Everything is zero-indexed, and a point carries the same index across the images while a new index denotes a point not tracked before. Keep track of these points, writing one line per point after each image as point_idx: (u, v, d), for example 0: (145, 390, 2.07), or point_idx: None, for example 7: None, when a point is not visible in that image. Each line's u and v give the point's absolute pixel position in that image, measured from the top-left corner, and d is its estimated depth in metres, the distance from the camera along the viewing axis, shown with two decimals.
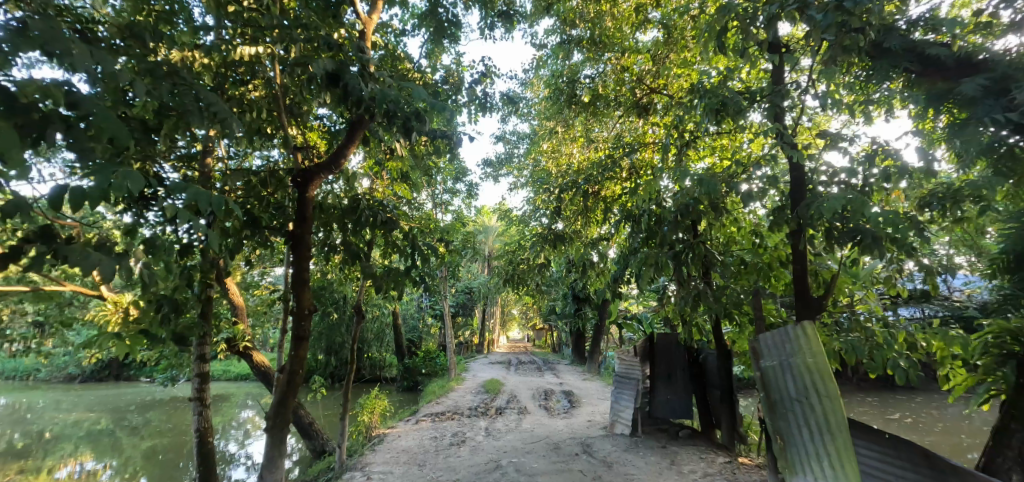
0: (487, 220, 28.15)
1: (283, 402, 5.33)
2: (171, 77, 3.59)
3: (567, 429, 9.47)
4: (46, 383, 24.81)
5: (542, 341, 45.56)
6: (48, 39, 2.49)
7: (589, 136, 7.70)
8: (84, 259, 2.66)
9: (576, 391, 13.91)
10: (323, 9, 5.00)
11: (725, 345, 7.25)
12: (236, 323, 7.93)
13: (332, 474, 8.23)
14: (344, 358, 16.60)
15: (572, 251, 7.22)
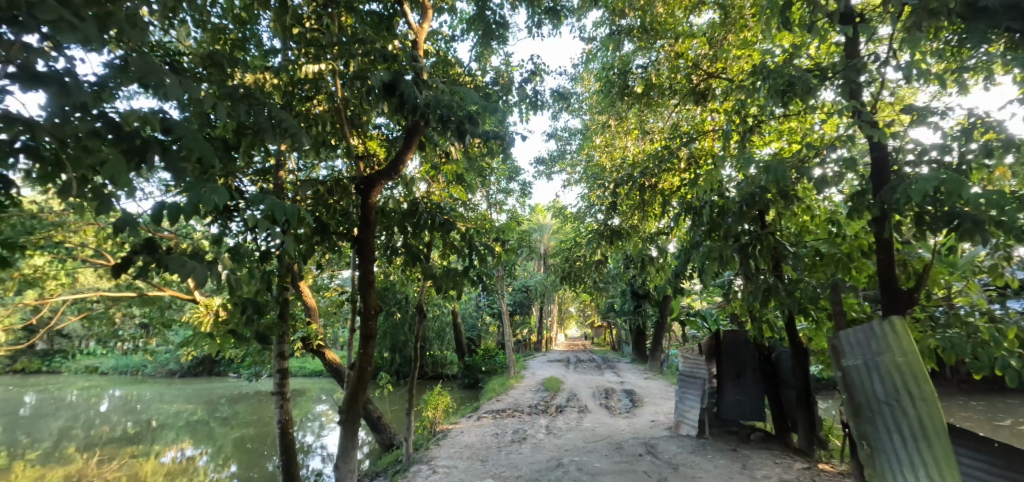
0: (541, 218, 28.09)
1: (355, 398, 5.49)
2: (246, 99, 3.85)
3: (630, 429, 9.31)
4: (146, 376, 26.97)
5: (602, 340, 45.05)
6: (144, 72, 2.67)
7: (643, 128, 7.53)
8: (181, 266, 2.81)
9: (638, 390, 13.63)
10: (377, 23, 5.25)
11: (801, 343, 6.86)
12: (309, 323, 8.27)
13: (399, 467, 8.41)
14: (408, 356, 17.03)
15: (630, 246, 7.09)
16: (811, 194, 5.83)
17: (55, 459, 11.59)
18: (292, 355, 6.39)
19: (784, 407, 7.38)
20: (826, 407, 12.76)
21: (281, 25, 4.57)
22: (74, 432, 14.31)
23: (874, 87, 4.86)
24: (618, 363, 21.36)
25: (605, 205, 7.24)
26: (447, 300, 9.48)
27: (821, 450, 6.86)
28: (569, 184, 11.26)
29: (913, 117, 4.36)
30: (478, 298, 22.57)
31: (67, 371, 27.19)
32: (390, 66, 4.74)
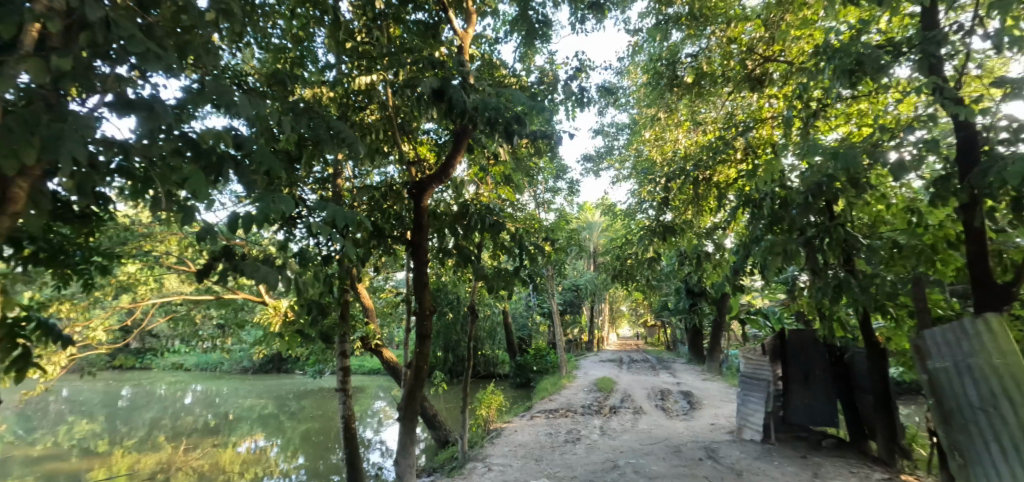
0: (589, 216, 27.78)
1: (412, 395, 5.56)
2: (308, 111, 4.11)
3: (689, 431, 9.06)
4: (222, 372, 28.53)
5: (655, 339, 44.15)
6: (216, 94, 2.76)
7: (695, 119, 7.31)
8: (256, 271, 2.96)
9: (696, 391, 13.25)
10: (423, 31, 5.53)
11: (877, 343, 6.52)
12: (368, 323, 8.46)
13: (455, 463, 8.48)
14: (461, 355, 17.21)
15: (684, 242, 6.90)
16: (885, 181, 5.48)
17: (142, 445, 12.44)
18: (353, 353, 6.50)
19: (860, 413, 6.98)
20: (904, 411, 11.96)
21: (334, 41, 4.82)
22: (158, 422, 15.32)
23: (957, 60, 4.50)
24: (673, 363, 20.83)
25: (656, 201, 7.08)
26: (496, 300, 9.49)
27: (903, 460, 6.43)
28: (618, 180, 11.07)
29: (1006, 91, 3.99)
30: (529, 298, 22.56)
31: (151, 367, 29.09)
32: (438, 73, 4.79)
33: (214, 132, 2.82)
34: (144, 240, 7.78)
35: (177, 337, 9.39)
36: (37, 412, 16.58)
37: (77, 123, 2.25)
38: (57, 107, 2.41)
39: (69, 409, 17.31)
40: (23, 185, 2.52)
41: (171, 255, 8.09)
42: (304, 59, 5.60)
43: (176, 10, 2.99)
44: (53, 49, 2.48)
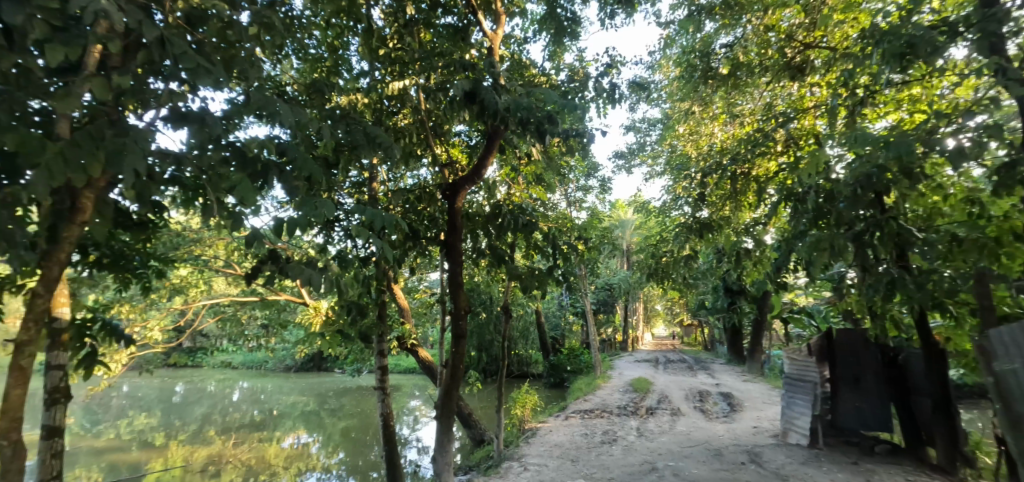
0: (623, 215, 27.49)
1: (449, 394, 5.58)
2: (345, 118, 4.27)
3: (729, 434, 8.86)
4: (266, 370, 29.41)
5: (692, 339, 43.40)
6: (261, 104, 2.95)
7: (732, 111, 7.13)
8: (301, 273, 3.08)
9: (738, 393, 12.92)
10: (454, 35, 5.45)
11: (937, 344, 6.18)
12: (404, 322, 8.53)
13: (491, 462, 8.48)
14: (495, 354, 17.24)
15: (722, 239, 6.75)
16: (939, 171, 5.23)
17: (193, 438, 12.95)
18: (391, 353, 6.54)
19: (917, 417, 6.70)
20: (965, 417, 11.31)
21: (368, 49, 5.10)
22: (208, 417, 15.92)
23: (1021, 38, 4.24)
24: (711, 364, 20.39)
25: (691, 197, 6.94)
26: (530, 300, 9.46)
27: (966, 468, 6.10)
28: (652, 178, 10.92)
29: None
30: (561, 297, 22.44)
31: (201, 365, 30.25)
32: (470, 74, 4.80)
33: (260, 141, 2.94)
34: (193, 244, 8.07)
35: (225, 337, 9.72)
36: (96, 405, 17.45)
37: (137, 137, 2.36)
38: (118, 124, 2.53)
39: (126, 403, 18.16)
40: (89, 196, 2.89)
41: (218, 258, 8.37)
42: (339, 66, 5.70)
43: (223, 26, 3.26)
44: (112, 70, 2.80)
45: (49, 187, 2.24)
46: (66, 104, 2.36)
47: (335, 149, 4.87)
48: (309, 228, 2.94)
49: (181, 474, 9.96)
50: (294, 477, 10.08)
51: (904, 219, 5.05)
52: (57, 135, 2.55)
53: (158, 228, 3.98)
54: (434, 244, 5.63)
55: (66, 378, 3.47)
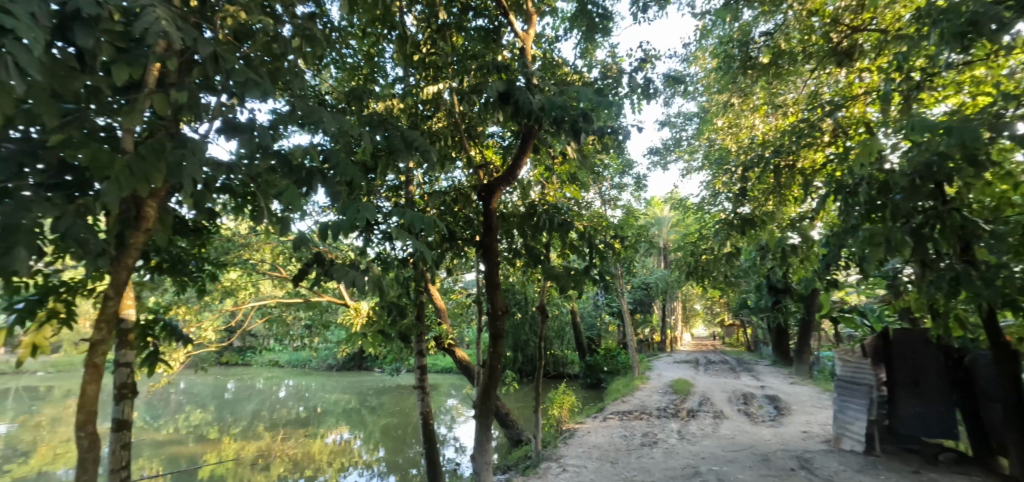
0: (659, 212, 27.05)
1: (488, 394, 5.58)
2: (383, 124, 4.44)
3: (777, 440, 8.58)
4: (309, 369, 30.12)
5: (733, 339, 42.35)
6: (306, 113, 3.17)
7: (774, 101, 6.94)
8: (346, 276, 3.28)
9: (784, 396, 12.50)
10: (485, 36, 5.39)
11: (1005, 342, 5.82)
12: (440, 323, 8.57)
13: (529, 462, 8.45)
14: (531, 354, 17.18)
15: (765, 236, 6.57)
16: (1004, 158, 4.93)
17: (245, 433, 13.38)
18: (430, 353, 6.56)
19: (985, 423, 6.31)
20: None
21: (402, 56, 5.19)
22: (256, 413, 16.43)
23: None
24: (755, 365, 19.80)
25: (732, 193, 6.76)
26: (565, 299, 9.39)
27: None
28: (688, 174, 10.69)
29: None
30: (596, 297, 22.21)
31: (248, 364, 31.25)
32: (503, 75, 4.83)
33: (304, 150, 3.15)
34: (241, 248, 8.32)
35: (271, 337, 10.00)
36: (153, 401, 18.25)
37: (194, 148, 2.54)
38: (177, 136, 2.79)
39: (181, 400, 18.93)
40: (152, 206, 3.13)
41: (264, 261, 8.62)
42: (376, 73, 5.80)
43: (268, 40, 3.48)
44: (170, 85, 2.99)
45: (118, 197, 2.34)
46: (129, 119, 2.55)
47: (372, 154, 5.01)
48: (350, 233, 3.12)
49: (231, 469, 10.29)
50: (337, 474, 10.26)
51: (967, 210, 4.78)
52: (122, 150, 2.76)
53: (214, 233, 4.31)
54: (470, 245, 5.61)
55: (132, 374, 3.59)
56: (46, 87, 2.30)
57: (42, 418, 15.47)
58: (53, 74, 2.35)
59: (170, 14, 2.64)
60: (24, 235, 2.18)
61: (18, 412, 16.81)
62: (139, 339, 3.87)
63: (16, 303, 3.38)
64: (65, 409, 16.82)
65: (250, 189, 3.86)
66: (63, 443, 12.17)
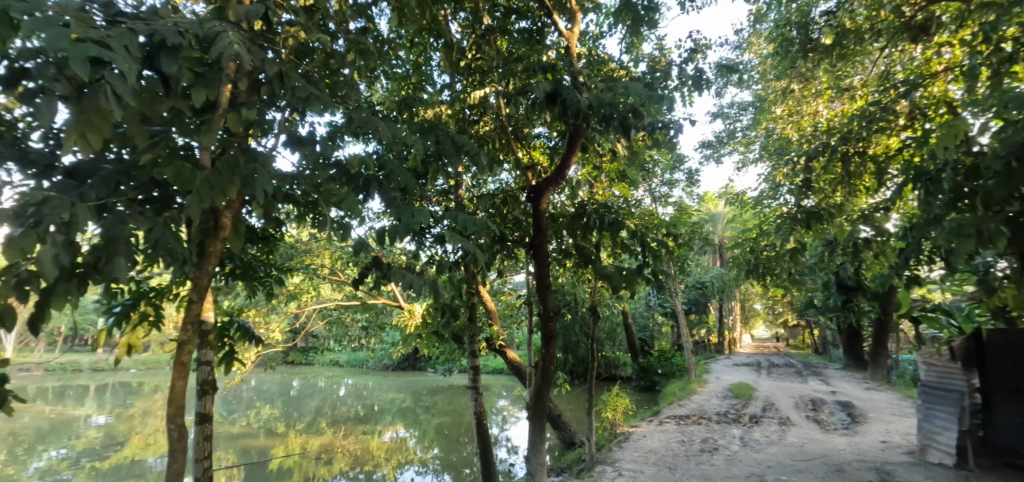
0: (713, 209, 26.24)
1: (541, 396, 5.51)
2: (433, 131, 4.50)
3: (851, 449, 8.11)
4: (366, 369, 30.87)
5: (797, 340, 40.49)
6: (364, 122, 3.33)
7: (840, 85, 6.61)
8: (404, 279, 3.38)
9: (858, 403, 11.80)
10: (530, 40, 5.28)
11: None
12: (491, 324, 8.56)
13: (582, 465, 8.32)
14: (583, 356, 16.97)
15: (833, 230, 6.23)
16: None
17: (309, 428, 13.84)
18: (482, 354, 6.51)
19: None
20: None
21: (449, 62, 5.23)
22: (320, 410, 17.01)
23: None
24: (824, 369, 18.79)
25: (795, 185, 6.47)
26: (618, 301, 9.20)
27: None
28: (745, 166, 10.29)
29: None
30: (648, 297, 21.68)
31: (310, 363, 32.41)
32: (549, 76, 4.74)
33: (361, 159, 3.31)
34: (302, 255, 8.61)
35: (332, 338, 10.31)
36: (227, 397, 19.24)
37: (263, 161, 2.79)
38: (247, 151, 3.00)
39: (251, 396, 19.85)
40: (229, 215, 3.28)
41: (324, 266, 8.87)
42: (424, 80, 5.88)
43: (326, 56, 3.70)
44: (241, 105, 3.11)
45: (201, 208, 2.59)
46: (206, 137, 2.74)
47: (423, 161, 5.18)
48: (406, 235, 3.33)
49: (296, 462, 10.63)
50: (394, 470, 10.43)
51: None
52: (200, 166, 2.97)
53: (281, 239, 4.53)
54: (520, 247, 5.59)
55: (213, 371, 3.86)
56: (137, 113, 2.50)
57: (132, 410, 16.63)
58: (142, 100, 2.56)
59: (241, 38, 2.81)
60: (123, 245, 2.50)
61: (111, 404, 18.15)
62: (217, 339, 4.03)
63: (114, 306, 3.72)
64: (150, 403, 18.00)
65: (310, 198, 4.03)
66: (150, 434, 13.00)
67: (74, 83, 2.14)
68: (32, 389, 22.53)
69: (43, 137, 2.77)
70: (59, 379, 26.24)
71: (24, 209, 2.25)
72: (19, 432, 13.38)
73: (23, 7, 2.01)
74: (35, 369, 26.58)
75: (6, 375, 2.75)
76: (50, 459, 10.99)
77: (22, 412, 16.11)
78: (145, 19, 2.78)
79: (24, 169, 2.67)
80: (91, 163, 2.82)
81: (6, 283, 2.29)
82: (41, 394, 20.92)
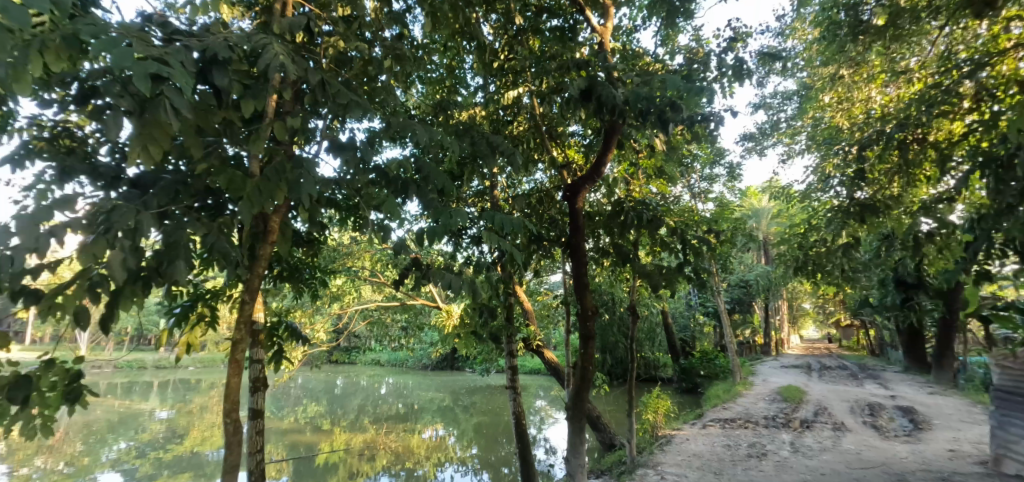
0: (756, 204, 25.46)
1: (580, 396, 5.43)
2: (468, 133, 4.49)
3: (912, 457, 7.70)
4: (408, 368, 31.26)
5: (851, 341, 38.82)
6: (401, 126, 3.37)
7: (894, 67, 6.39)
8: (444, 280, 3.41)
9: (920, 408, 11.18)
10: (563, 37, 5.13)
11: None
12: (529, 325, 8.49)
13: (623, 468, 8.18)
14: (623, 356, 16.74)
15: (890, 224, 5.93)
16: None
17: (352, 426, 14.10)
18: (519, 354, 6.46)
19: None
20: None
21: (481, 64, 5.21)
22: (362, 407, 17.32)
23: None
24: (880, 371, 17.93)
25: (845, 176, 6.22)
26: (659, 300, 9.01)
27: None
28: (791, 158, 9.92)
29: None
30: (689, 296, 21.22)
31: (355, 361, 33.09)
32: (583, 72, 4.65)
33: (399, 162, 3.36)
34: (345, 258, 8.77)
35: (374, 338, 10.46)
36: (277, 394, 19.84)
37: (307, 166, 2.86)
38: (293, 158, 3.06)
39: (299, 393, 20.40)
40: (277, 220, 3.36)
41: (365, 269, 9.01)
42: (458, 84, 5.88)
43: (364, 63, 3.75)
44: (287, 114, 3.16)
45: (251, 213, 2.67)
46: (255, 146, 2.82)
47: (459, 163, 5.23)
48: (444, 236, 3.36)
49: (342, 458, 10.83)
50: (434, 468, 10.49)
51: None
52: (249, 174, 3.03)
53: (325, 243, 4.59)
54: (557, 246, 5.54)
55: (264, 369, 3.96)
56: (192, 125, 2.58)
57: (191, 405, 17.39)
58: (197, 112, 2.65)
59: (286, 50, 2.86)
60: (183, 249, 2.59)
61: (173, 399, 19.00)
62: (267, 339, 4.13)
63: (174, 307, 3.89)
64: (208, 398, 18.76)
65: (351, 201, 4.09)
66: (209, 428, 13.51)
67: (137, 99, 2.28)
68: (100, 384, 23.81)
69: (110, 152, 3.20)
70: (125, 375, 27.66)
71: (97, 218, 2.46)
72: (92, 423, 14.19)
73: (92, 30, 2.14)
74: (103, 365, 28.11)
75: (80, 372, 2.92)
76: (119, 450, 11.58)
77: (94, 405, 17.05)
78: (198, 35, 2.86)
79: (95, 182, 2.98)
80: (152, 173, 3.07)
81: (80, 285, 2.41)
82: (109, 389, 22.09)
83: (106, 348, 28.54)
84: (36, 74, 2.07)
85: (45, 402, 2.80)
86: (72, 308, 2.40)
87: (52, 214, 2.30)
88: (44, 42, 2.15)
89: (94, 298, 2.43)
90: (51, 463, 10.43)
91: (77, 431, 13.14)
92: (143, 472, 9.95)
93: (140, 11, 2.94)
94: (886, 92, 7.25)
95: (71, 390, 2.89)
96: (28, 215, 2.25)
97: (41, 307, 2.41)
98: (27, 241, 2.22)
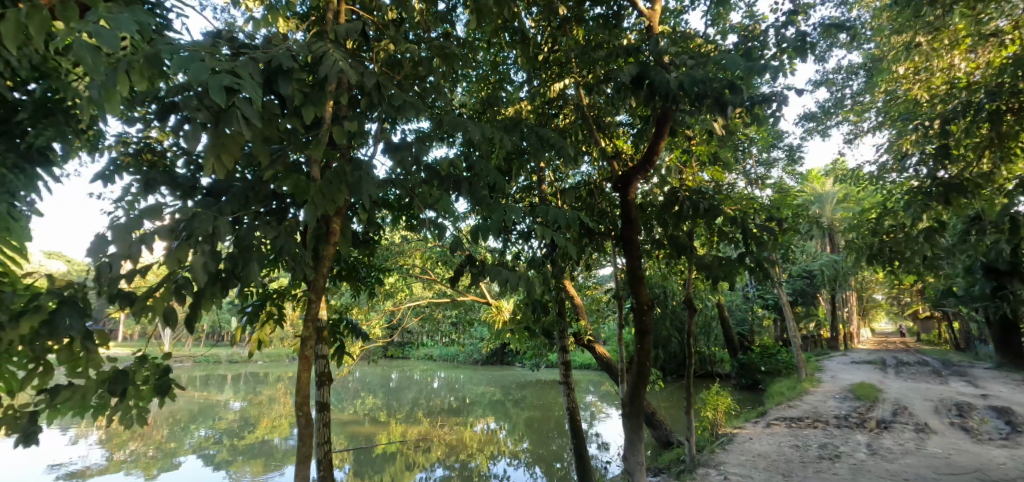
0: (818, 189, 24.30)
1: (637, 394, 5.26)
2: (516, 126, 4.45)
3: (1012, 465, 7.09)
4: (460, 363, 31.64)
5: (931, 337, 36.30)
6: (453, 124, 3.36)
7: (978, 30, 5.88)
8: (502, 277, 3.39)
9: (1017, 409, 10.29)
10: (607, 23, 4.94)
11: None
12: (580, 319, 8.36)
13: (683, 467, 7.92)
14: (677, 350, 16.32)
15: (980, 205, 5.46)
16: None
17: (408, 418, 14.36)
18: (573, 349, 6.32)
19: None
20: None
21: (526, 58, 5.15)
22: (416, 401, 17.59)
23: None
24: (967, 369, 16.70)
25: (925, 157, 5.79)
26: (714, 293, 8.75)
27: None
28: (858, 136, 9.38)
29: None
30: (745, 288, 20.46)
31: (409, 356, 33.83)
32: (633, 58, 4.56)
33: (451, 161, 3.37)
34: (399, 256, 8.92)
35: (426, 334, 10.60)
36: (338, 387, 20.46)
37: (364, 167, 2.89)
38: (350, 160, 3.09)
39: (358, 387, 21.00)
40: (337, 223, 3.40)
41: (417, 266, 9.12)
42: (504, 79, 5.82)
43: (414, 64, 3.74)
44: (343, 119, 3.18)
45: (315, 216, 2.73)
46: (316, 152, 2.85)
47: (507, 158, 5.21)
48: (497, 233, 3.34)
49: (398, 450, 11.07)
50: (487, 461, 10.53)
51: None
52: (312, 178, 3.09)
53: (380, 242, 4.64)
54: (610, 238, 5.40)
55: (329, 364, 4.02)
56: (260, 133, 2.64)
57: (262, 396, 18.29)
58: (265, 121, 2.70)
59: (343, 55, 2.89)
60: (255, 252, 2.65)
61: (245, 391, 19.98)
62: (330, 334, 4.19)
63: (246, 306, 4.03)
64: (277, 391, 19.59)
65: (405, 199, 4.11)
66: (277, 418, 14.08)
67: (212, 112, 2.32)
68: (181, 377, 25.32)
69: (186, 164, 3.32)
70: (203, 368, 29.26)
71: (179, 224, 2.52)
72: (176, 412, 15.13)
73: (170, 49, 2.19)
74: (183, 360, 29.91)
75: (169, 367, 3.02)
76: (199, 436, 12.24)
77: (177, 396, 18.12)
78: (263, 47, 2.93)
79: (174, 192, 3.13)
80: (224, 182, 3.20)
81: (167, 287, 2.51)
82: (189, 382, 23.50)
83: (186, 345, 30.28)
84: (125, 93, 2.12)
85: (139, 395, 2.92)
86: (161, 309, 2.49)
87: (142, 223, 2.40)
88: (129, 63, 2.20)
89: (181, 299, 2.52)
90: (142, 448, 11.10)
91: (165, 419, 14.03)
92: (222, 457, 10.45)
93: (208, 31, 3.05)
94: (971, 59, 6.73)
95: (162, 383, 3.00)
96: (119, 223, 2.34)
97: (134, 309, 2.51)
98: (122, 248, 2.30)
